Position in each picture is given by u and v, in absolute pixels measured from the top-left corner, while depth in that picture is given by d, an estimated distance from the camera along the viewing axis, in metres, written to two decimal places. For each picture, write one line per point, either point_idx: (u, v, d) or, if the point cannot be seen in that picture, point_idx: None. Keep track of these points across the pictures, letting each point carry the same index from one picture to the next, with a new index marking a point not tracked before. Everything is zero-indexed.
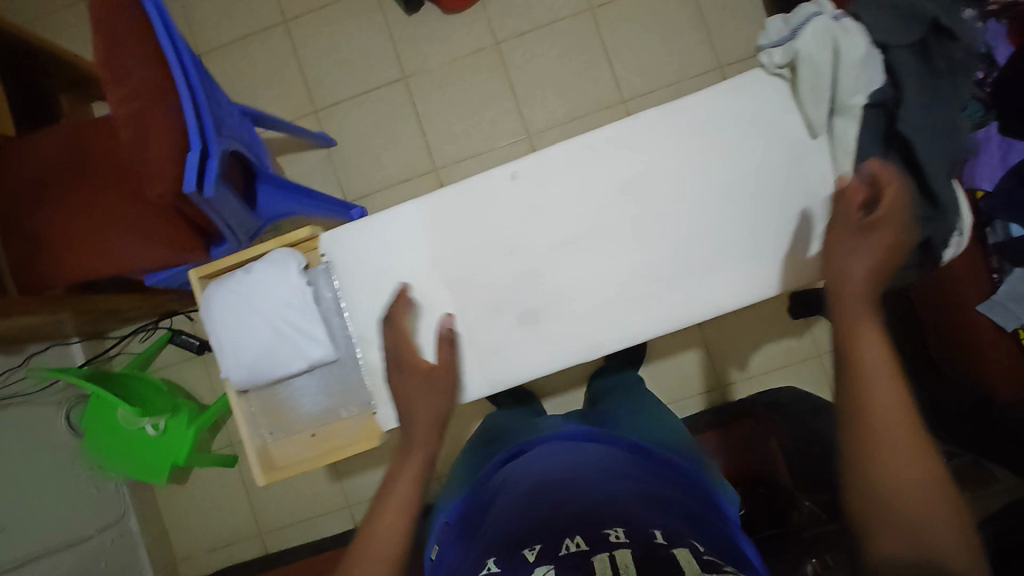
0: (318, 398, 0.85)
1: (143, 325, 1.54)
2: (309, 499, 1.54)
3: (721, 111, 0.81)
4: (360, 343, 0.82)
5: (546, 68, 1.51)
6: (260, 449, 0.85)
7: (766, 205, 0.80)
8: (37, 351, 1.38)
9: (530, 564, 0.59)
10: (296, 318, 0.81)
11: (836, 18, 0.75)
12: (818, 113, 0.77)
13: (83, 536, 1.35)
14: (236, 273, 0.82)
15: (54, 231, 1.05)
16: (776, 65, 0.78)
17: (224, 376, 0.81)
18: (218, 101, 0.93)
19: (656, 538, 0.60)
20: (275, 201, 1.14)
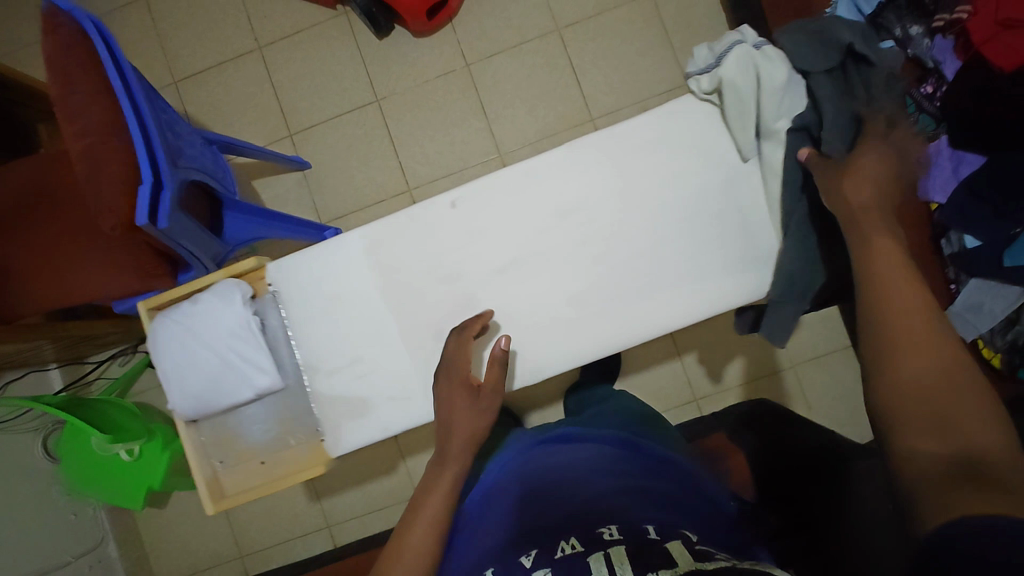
0: (267, 426, 0.87)
1: (123, 349, 1.54)
2: (288, 521, 1.54)
3: (655, 136, 0.84)
4: (308, 371, 0.85)
5: (516, 87, 1.53)
6: (210, 478, 0.86)
7: (699, 227, 0.83)
8: (14, 378, 1.39)
9: (527, 569, 0.58)
10: (243, 348, 0.82)
11: (756, 46, 0.79)
12: (746, 136, 0.80)
13: (60, 563, 1.36)
14: (181, 305, 0.83)
15: (22, 262, 1.07)
16: (704, 91, 0.81)
17: (171, 408, 0.82)
18: (178, 132, 0.95)
19: (650, 534, 0.60)
20: (241, 226, 1.15)
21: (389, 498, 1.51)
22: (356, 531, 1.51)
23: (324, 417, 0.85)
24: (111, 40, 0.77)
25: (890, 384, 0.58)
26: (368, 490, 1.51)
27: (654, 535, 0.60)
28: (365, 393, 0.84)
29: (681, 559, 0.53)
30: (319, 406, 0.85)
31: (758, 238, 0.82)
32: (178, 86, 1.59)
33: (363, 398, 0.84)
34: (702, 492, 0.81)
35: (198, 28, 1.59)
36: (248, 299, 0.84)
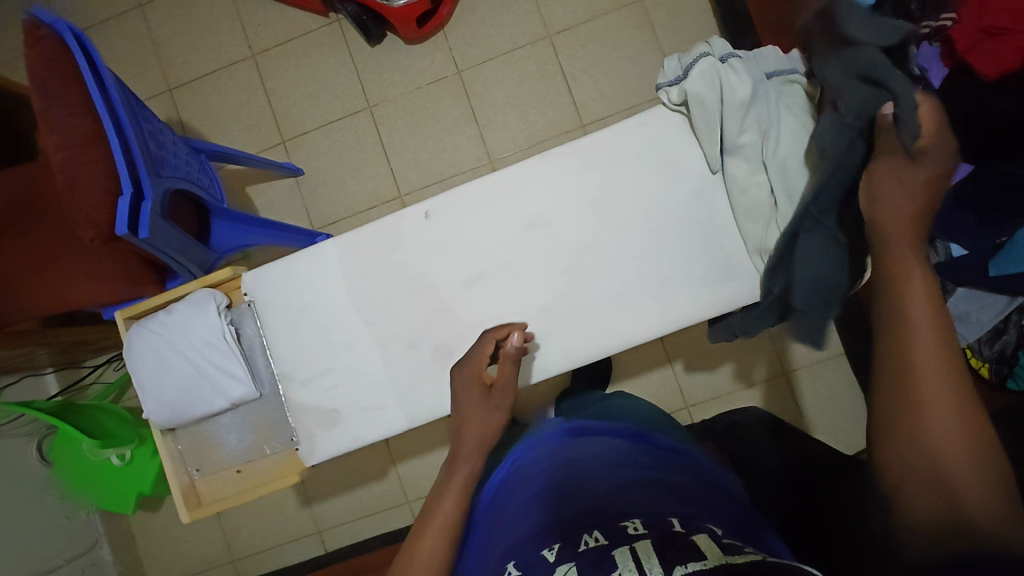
0: (241, 435, 0.87)
1: (117, 354, 1.56)
2: (279, 526, 1.55)
3: (628, 146, 0.84)
4: (281, 380, 0.86)
5: (507, 94, 1.54)
6: (185, 486, 0.87)
7: (673, 237, 0.83)
8: (9, 382, 1.40)
9: (550, 564, 0.55)
10: (216, 358, 0.83)
11: (723, 58, 0.78)
12: (714, 147, 0.79)
13: (52, 566, 1.37)
14: (157, 314, 0.84)
15: (10, 269, 1.08)
16: (673, 102, 0.81)
17: (146, 416, 0.83)
18: (161, 142, 0.97)
19: (675, 527, 0.57)
20: (228, 234, 1.16)
21: (380, 504, 1.51)
22: (347, 536, 1.52)
23: (298, 427, 0.85)
24: (91, 51, 0.78)
25: (904, 435, 0.57)
26: (359, 495, 1.51)
27: (677, 527, 0.56)
28: (337, 403, 0.85)
29: (710, 553, 0.50)
30: (294, 415, 0.85)
31: (729, 250, 0.82)
32: (173, 93, 1.61)
33: (335, 407, 0.85)
34: (720, 480, 0.78)
35: (193, 36, 1.61)
36: (222, 307, 0.85)
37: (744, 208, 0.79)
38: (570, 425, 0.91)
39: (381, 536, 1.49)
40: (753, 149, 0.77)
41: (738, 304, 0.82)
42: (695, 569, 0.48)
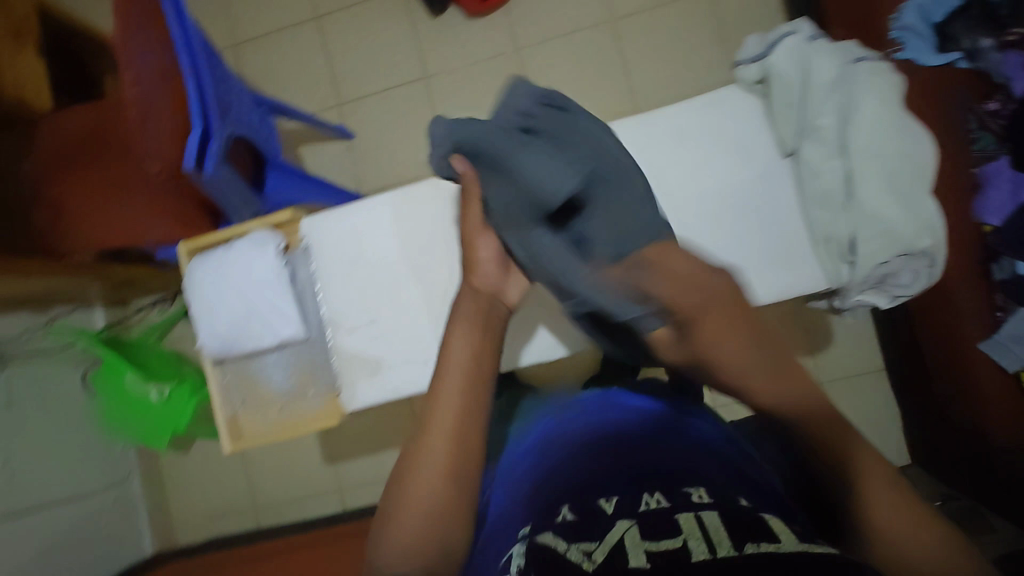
0: (286, 374, 0.90)
1: (163, 297, 1.61)
2: (302, 480, 1.58)
3: (697, 125, 0.85)
4: (329, 326, 0.88)
5: (563, 75, 1.53)
6: (230, 417, 0.90)
7: (731, 220, 0.84)
8: (62, 312, 1.47)
9: (611, 516, 0.62)
10: (270, 297, 0.85)
11: (808, 38, 0.80)
12: (788, 131, 0.80)
13: (87, 491, 1.44)
14: (217, 249, 0.86)
15: (72, 200, 1.13)
16: (750, 80, 0.83)
17: (199, 345, 0.86)
18: (228, 87, 0.99)
19: (740, 504, 0.62)
20: (282, 187, 1.18)
21: None
22: (365, 498, 1.55)
23: (341, 372, 0.87)
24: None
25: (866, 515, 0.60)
26: (379, 459, 1.54)
27: (745, 505, 0.62)
28: (379, 349, 0.86)
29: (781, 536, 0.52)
30: (340, 359, 0.87)
31: (789, 237, 0.83)
32: (236, 48, 1.64)
33: (376, 353, 0.86)
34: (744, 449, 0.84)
35: None
36: (281, 250, 0.87)
37: (809, 196, 0.80)
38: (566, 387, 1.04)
39: None
40: (831, 134, 0.77)
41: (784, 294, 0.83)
42: (770, 550, 0.49)
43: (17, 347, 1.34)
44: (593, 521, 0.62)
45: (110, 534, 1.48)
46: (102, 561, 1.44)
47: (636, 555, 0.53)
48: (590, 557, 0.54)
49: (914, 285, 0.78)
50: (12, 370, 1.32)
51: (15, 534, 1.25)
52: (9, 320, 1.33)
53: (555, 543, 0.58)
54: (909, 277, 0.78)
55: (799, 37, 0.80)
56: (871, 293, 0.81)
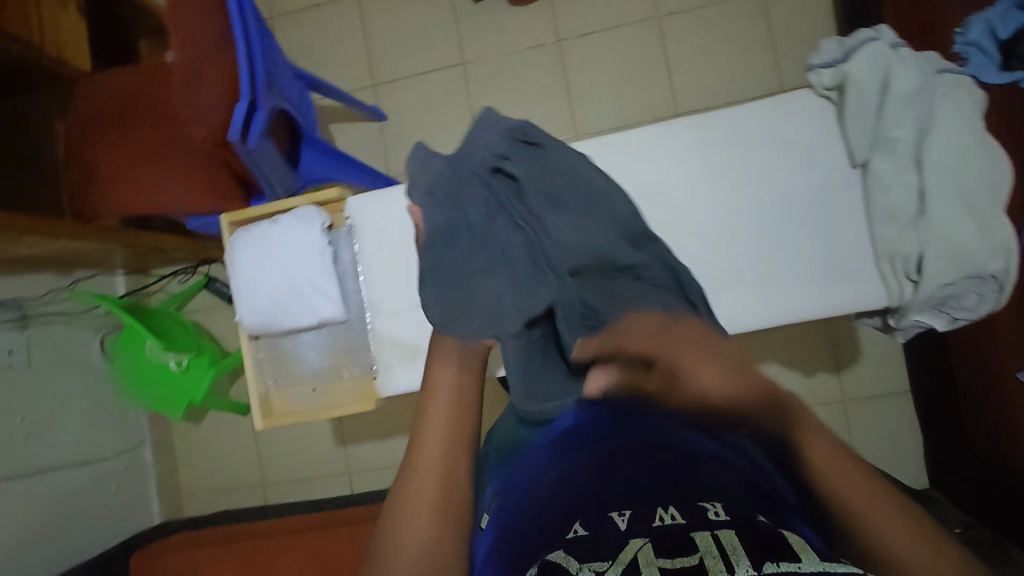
0: (322, 354, 0.91)
1: (184, 268, 1.59)
2: (312, 460, 1.58)
3: (765, 129, 0.86)
4: (369, 310, 0.88)
5: (603, 71, 1.50)
6: (262, 394, 0.92)
7: (787, 227, 0.85)
8: (85, 277, 1.46)
9: (626, 533, 0.51)
10: (314, 274, 0.86)
11: (892, 46, 0.78)
12: (860, 140, 0.80)
13: (101, 457, 1.44)
14: (261, 223, 0.86)
15: (107, 163, 1.11)
16: (825, 86, 0.82)
17: (237, 319, 0.87)
18: (275, 59, 0.97)
19: (764, 520, 0.50)
20: (316, 165, 1.15)
21: None
22: (375, 483, 1.54)
23: (380, 357, 0.87)
24: None
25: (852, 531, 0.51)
26: (391, 445, 1.53)
27: (767, 520, 0.51)
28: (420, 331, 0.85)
29: (806, 558, 0.42)
30: (377, 345, 0.86)
31: (851, 249, 0.83)
32: (274, 22, 1.62)
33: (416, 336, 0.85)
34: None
35: None
36: (325, 228, 0.87)
37: (875, 208, 0.79)
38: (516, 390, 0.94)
39: None
40: (905, 148, 0.77)
41: (842, 310, 0.83)
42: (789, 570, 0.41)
43: (38, 308, 1.33)
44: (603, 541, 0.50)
45: (120, 500, 1.48)
46: (110, 526, 1.44)
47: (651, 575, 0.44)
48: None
49: (978, 309, 0.77)
50: (33, 331, 1.32)
51: (26, 494, 1.25)
52: (34, 279, 1.32)
53: (565, 561, 0.47)
54: (974, 301, 0.76)
55: (882, 43, 0.78)
56: (930, 313, 0.79)
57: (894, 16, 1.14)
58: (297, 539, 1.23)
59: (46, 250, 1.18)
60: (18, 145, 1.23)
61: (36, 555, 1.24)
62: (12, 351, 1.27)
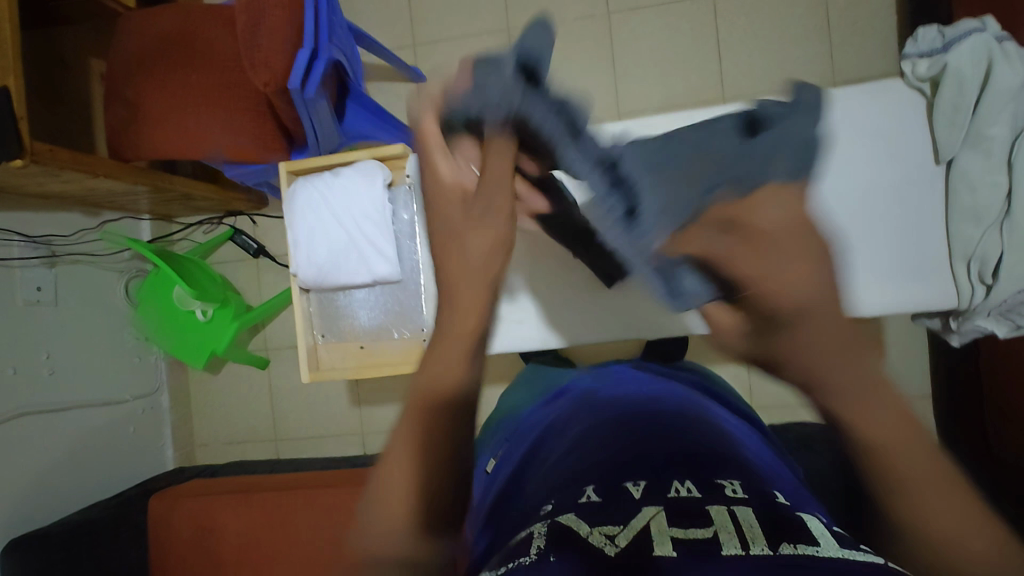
0: (373, 313, 1.00)
1: (210, 218, 1.55)
2: (326, 419, 1.55)
3: (844, 116, 0.85)
4: (424, 272, 0.96)
5: (651, 47, 1.38)
6: (311, 347, 1.01)
7: (863, 222, 0.85)
8: (113, 218, 1.45)
9: (639, 502, 0.46)
10: (374, 237, 0.95)
11: (997, 38, 0.77)
12: (950, 138, 0.79)
13: (120, 399, 1.45)
14: (324, 175, 0.96)
15: (143, 102, 1.07)
16: (919, 76, 0.82)
17: (293, 273, 0.98)
18: (336, 12, 0.96)
19: (779, 500, 0.46)
20: (360, 123, 1.11)
21: None
22: None
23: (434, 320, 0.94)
24: None
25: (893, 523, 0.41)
26: None
27: (785, 502, 0.46)
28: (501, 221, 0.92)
29: (825, 539, 0.38)
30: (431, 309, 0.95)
31: (926, 250, 0.83)
32: None
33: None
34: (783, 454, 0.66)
35: None
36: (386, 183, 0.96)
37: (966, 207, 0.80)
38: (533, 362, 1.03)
39: None
40: (998, 148, 0.77)
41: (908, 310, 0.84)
42: (810, 553, 0.37)
43: (68, 247, 1.33)
44: (615, 507, 0.46)
45: (135, 443, 1.49)
46: (126, 468, 1.45)
47: (663, 543, 0.40)
48: (613, 541, 0.41)
49: None
50: (61, 269, 1.32)
51: (49, 429, 1.26)
52: (63, 218, 1.31)
53: (574, 524, 0.43)
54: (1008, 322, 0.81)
55: (987, 35, 0.78)
56: (991, 319, 0.82)
57: (973, 12, 1.07)
58: (314, 494, 1.23)
59: (79, 188, 1.16)
60: (55, 80, 1.20)
61: (57, 490, 1.26)
62: (41, 287, 1.26)
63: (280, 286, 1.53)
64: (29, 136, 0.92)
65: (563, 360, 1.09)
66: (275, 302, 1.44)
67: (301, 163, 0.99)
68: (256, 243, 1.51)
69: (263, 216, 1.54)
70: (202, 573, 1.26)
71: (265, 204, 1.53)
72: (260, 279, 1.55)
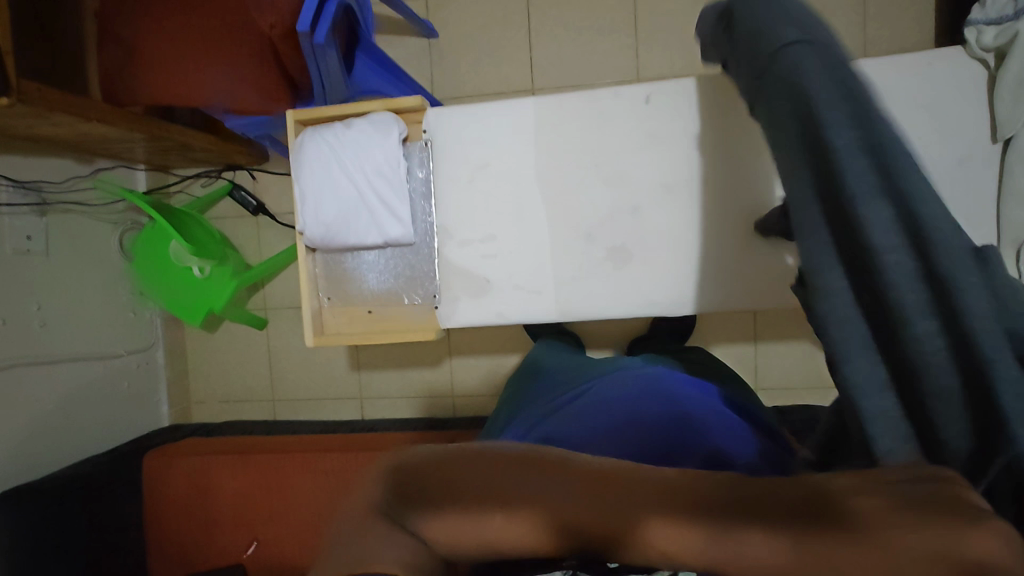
0: (383, 276, 0.96)
1: (207, 171, 1.49)
2: (324, 381, 1.52)
3: (897, 86, 0.80)
4: (439, 234, 0.93)
5: (678, 9, 1.31)
6: (317, 310, 0.98)
7: None
8: (107, 167, 1.39)
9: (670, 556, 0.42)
10: (387, 195, 0.91)
11: None
12: (1010, 113, 0.75)
13: (114, 353, 1.41)
14: (335, 127, 0.91)
15: (133, 42, 1.00)
16: (983, 45, 0.77)
17: (300, 231, 0.93)
18: None
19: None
20: (372, 76, 1.04)
21: (425, 390, 1.45)
22: (386, 412, 1.49)
23: (446, 285, 0.93)
24: None
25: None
26: (409, 377, 1.46)
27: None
28: (491, 194, 0.90)
29: None
30: (444, 272, 0.92)
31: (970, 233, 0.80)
32: None
33: (537, 118, 0.88)
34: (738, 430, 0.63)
35: None
36: (401, 138, 0.91)
37: (1013, 189, 0.77)
38: (547, 344, 1.06)
39: (419, 420, 1.45)
40: None
41: None
42: None
43: (59, 194, 1.28)
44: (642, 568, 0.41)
45: (128, 397, 1.46)
46: (120, 424, 1.43)
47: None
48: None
49: None
50: (53, 217, 1.27)
51: (39, 381, 1.23)
52: (53, 164, 1.26)
53: None
54: None
55: None
56: None
57: None
58: (313, 458, 1.21)
59: (70, 132, 1.10)
60: (45, 15, 1.13)
61: (48, 444, 1.24)
62: (31, 237, 1.22)
63: (280, 246, 1.49)
64: (16, 73, 0.86)
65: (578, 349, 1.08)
66: (275, 260, 1.39)
67: (309, 115, 0.94)
68: (256, 201, 1.46)
69: (263, 172, 1.48)
70: (200, 526, 1.27)
71: (265, 159, 1.47)
72: (259, 237, 1.50)
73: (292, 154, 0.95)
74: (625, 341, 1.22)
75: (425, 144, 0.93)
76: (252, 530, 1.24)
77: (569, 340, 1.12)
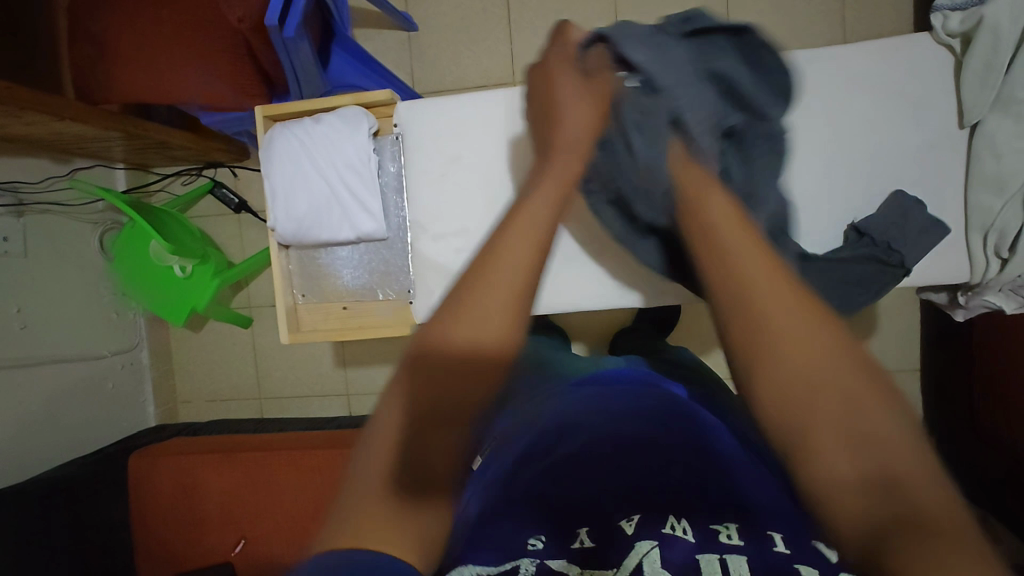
0: (357, 272, 0.96)
1: (188, 169, 1.48)
2: (312, 378, 1.52)
3: (866, 71, 0.81)
4: (412, 229, 0.92)
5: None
6: (292, 308, 0.97)
7: (879, 185, 0.82)
8: (84, 166, 1.37)
9: (633, 537, 0.56)
10: (358, 190, 0.90)
11: None
12: (977, 99, 0.76)
13: (97, 355, 1.40)
14: (305, 122, 0.90)
15: (103, 38, 0.98)
16: (949, 31, 0.77)
17: (271, 227, 0.93)
18: None
19: (778, 548, 0.53)
20: (347, 70, 1.04)
21: None
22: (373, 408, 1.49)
23: (421, 281, 0.92)
24: None
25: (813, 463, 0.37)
26: None
27: (784, 550, 0.53)
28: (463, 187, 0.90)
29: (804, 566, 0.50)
30: (417, 267, 0.92)
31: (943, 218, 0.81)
32: None
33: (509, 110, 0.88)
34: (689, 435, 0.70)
35: None
36: (371, 132, 0.90)
37: (981, 173, 0.78)
38: (530, 335, 1.05)
39: None
40: None
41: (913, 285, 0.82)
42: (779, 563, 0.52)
43: (35, 194, 1.26)
44: (610, 545, 0.56)
45: (113, 398, 1.45)
46: (106, 426, 1.42)
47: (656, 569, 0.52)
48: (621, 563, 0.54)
49: None
50: (30, 218, 1.25)
51: (22, 383, 1.22)
52: (28, 163, 1.24)
53: (564, 566, 0.54)
54: (998, 299, 0.82)
55: None
56: (1002, 295, 0.82)
57: None
58: (298, 457, 1.21)
59: (44, 131, 1.09)
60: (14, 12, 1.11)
61: (31, 447, 1.23)
62: (7, 237, 1.20)
63: (264, 244, 1.48)
64: None
65: (561, 343, 1.09)
66: (257, 258, 1.38)
67: (281, 110, 0.94)
68: (238, 198, 1.45)
69: (245, 169, 1.47)
70: (187, 525, 1.27)
71: (245, 157, 1.46)
72: (242, 235, 1.49)
73: (263, 151, 0.95)
74: (608, 334, 1.23)
75: (396, 138, 0.92)
76: (239, 528, 1.24)
77: (553, 334, 1.12)
